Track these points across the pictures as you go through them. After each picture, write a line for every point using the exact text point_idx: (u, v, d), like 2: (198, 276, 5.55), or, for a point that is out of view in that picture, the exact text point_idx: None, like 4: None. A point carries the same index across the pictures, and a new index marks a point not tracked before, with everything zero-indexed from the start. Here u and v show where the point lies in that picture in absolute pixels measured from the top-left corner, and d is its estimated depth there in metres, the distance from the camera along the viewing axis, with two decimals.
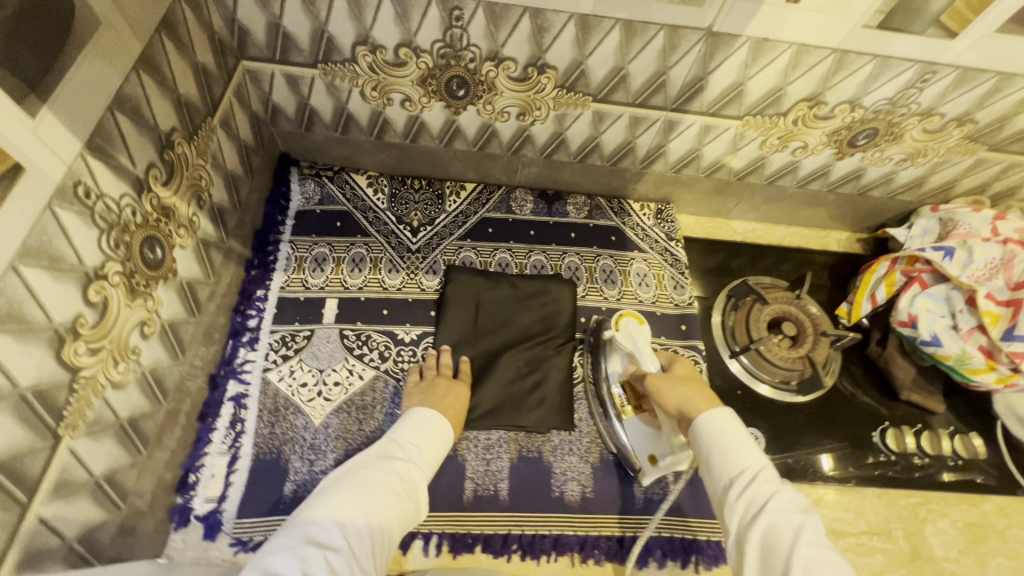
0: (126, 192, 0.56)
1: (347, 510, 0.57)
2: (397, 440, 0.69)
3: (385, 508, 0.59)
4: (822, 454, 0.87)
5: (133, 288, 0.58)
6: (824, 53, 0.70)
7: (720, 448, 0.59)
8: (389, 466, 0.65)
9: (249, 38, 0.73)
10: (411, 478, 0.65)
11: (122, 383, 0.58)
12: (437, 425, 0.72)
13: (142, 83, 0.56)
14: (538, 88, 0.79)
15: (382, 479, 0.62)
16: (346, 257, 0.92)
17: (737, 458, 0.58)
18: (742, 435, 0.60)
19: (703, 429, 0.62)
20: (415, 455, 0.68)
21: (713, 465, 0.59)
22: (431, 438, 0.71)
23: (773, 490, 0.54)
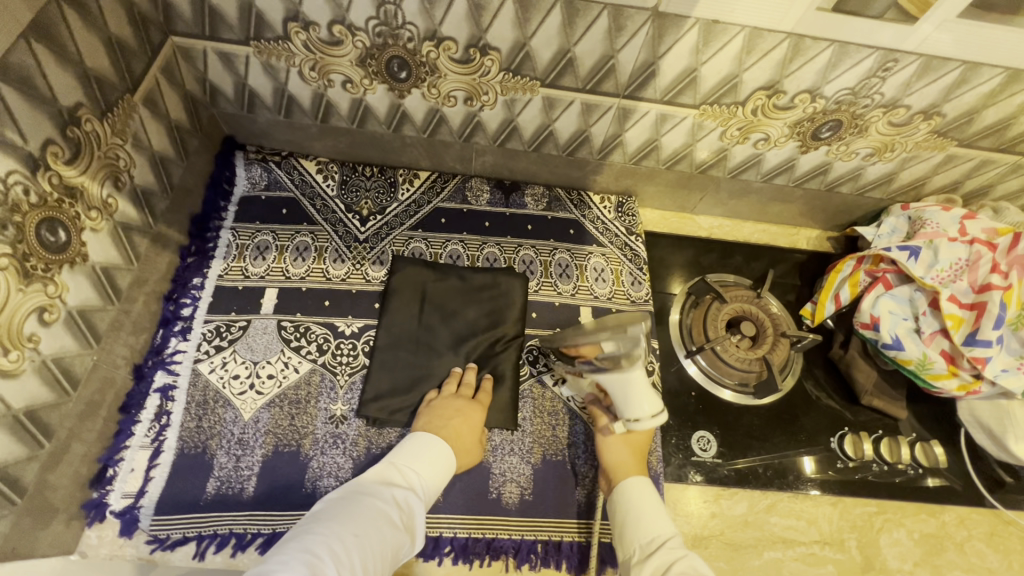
0: (14, 169, 0.52)
1: (343, 537, 0.54)
2: (400, 465, 0.67)
3: (379, 538, 0.57)
4: (805, 456, 0.84)
5: (27, 272, 0.55)
6: (778, 38, 0.66)
7: (636, 509, 0.67)
8: (389, 494, 0.63)
9: (176, 12, 0.70)
10: (408, 510, 0.63)
11: (14, 372, 0.55)
12: (446, 456, 0.70)
13: (35, 53, 0.53)
14: (483, 71, 0.75)
15: (380, 508, 0.60)
16: (289, 246, 0.89)
17: (651, 522, 0.65)
18: (654, 503, 0.67)
19: (625, 496, 0.68)
20: (416, 483, 0.66)
21: (632, 530, 0.65)
22: (434, 465, 0.69)
23: (682, 554, 0.59)
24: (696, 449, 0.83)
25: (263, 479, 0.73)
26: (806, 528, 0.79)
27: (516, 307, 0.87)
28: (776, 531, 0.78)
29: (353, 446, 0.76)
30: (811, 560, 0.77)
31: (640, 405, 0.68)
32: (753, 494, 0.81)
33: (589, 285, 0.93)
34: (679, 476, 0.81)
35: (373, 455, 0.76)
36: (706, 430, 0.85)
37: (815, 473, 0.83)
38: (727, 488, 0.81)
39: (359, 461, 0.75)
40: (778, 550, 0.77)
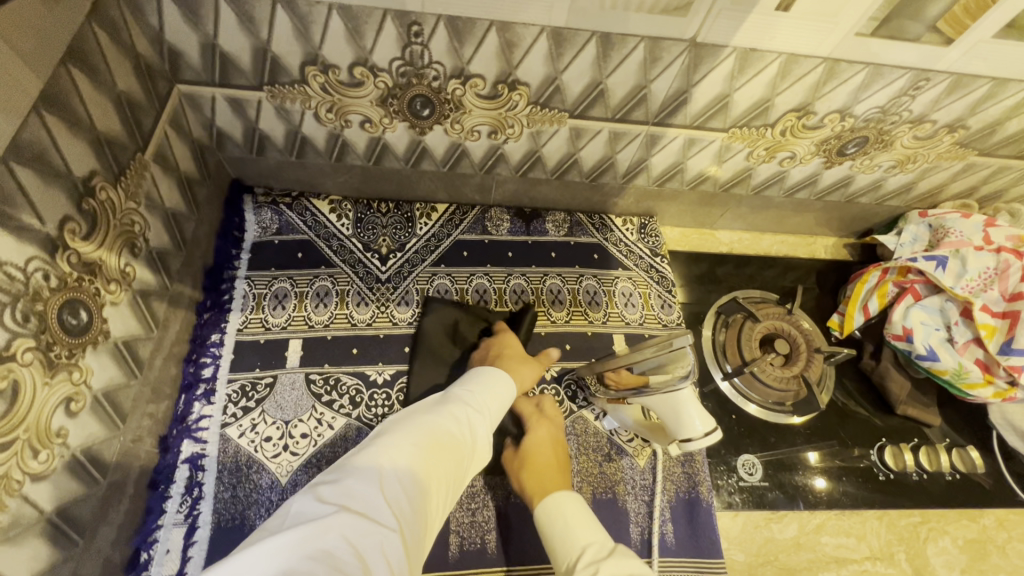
0: (34, 255, 0.48)
1: (405, 448, 0.56)
2: (460, 389, 0.68)
3: (442, 452, 0.58)
4: (808, 450, 0.85)
5: (52, 363, 0.50)
6: (813, 63, 0.66)
7: (559, 526, 0.62)
8: (449, 409, 0.63)
9: (182, 61, 0.65)
10: (469, 426, 0.63)
11: (45, 473, 0.51)
12: (503, 382, 0.71)
13: (46, 125, 0.48)
14: (510, 106, 0.72)
15: (442, 422, 0.61)
16: (309, 292, 0.85)
17: (576, 533, 0.60)
18: (582, 515, 0.63)
19: (549, 513, 0.64)
20: (474, 401, 0.66)
21: (558, 553, 0.60)
22: (493, 389, 0.69)
23: (605, 560, 0.54)
24: (742, 473, 0.82)
25: None
26: (856, 545, 0.79)
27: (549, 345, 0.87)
28: (828, 550, 0.79)
29: None
30: None
31: (694, 422, 0.64)
32: (802, 515, 0.80)
33: (620, 311, 0.91)
34: (729, 503, 0.80)
35: None
36: (749, 452, 0.84)
37: (819, 463, 0.84)
38: (776, 511, 0.80)
39: None
40: (831, 570, 0.77)
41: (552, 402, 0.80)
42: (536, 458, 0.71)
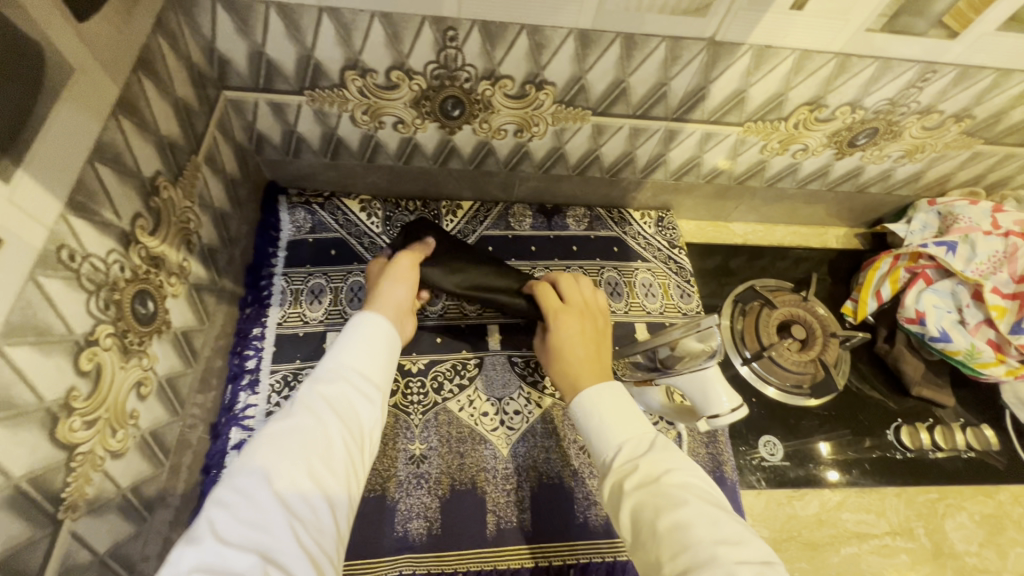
0: (112, 248, 0.52)
1: (267, 471, 0.46)
2: (330, 363, 0.58)
3: (315, 446, 0.49)
4: (821, 441, 0.88)
5: (127, 348, 0.54)
6: (826, 58, 0.69)
7: (593, 420, 0.59)
8: (315, 397, 0.53)
9: (230, 68, 0.69)
10: (347, 403, 0.54)
11: (121, 451, 0.54)
12: (382, 334, 0.62)
13: (122, 129, 0.52)
14: (536, 105, 0.76)
15: (309, 416, 0.51)
16: (343, 287, 0.89)
17: (612, 426, 0.58)
18: (624, 407, 0.59)
19: (591, 403, 0.61)
20: (349, 372, 0.57)
21: (592, 443, 0.58)
22: (370, 346, 0.60)
23: (644, 456, 0.54)
24: (764, 453, 0.86)
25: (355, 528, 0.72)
26: (876, 521, 0.82)
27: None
28: (850, 526, 0.81)
29: (437, 484, 0.76)
30: (886, 551, 0.80)
31: (722, 398, 0.68)
32: (822, 493, 0.84)
33: (640, 301, 0.95)
34: (752, 482, 0.83)
35: (459, 492, 0.76)
36: (770, 434, 0.88)
37: (833, 454, 0.87)
38: (798, 490, 0.83)
39: (445, 499, 0.76)
40: (853, 545, 0.80)
41: (579, 288, 0.76)
42: (562, 340, 0.69)
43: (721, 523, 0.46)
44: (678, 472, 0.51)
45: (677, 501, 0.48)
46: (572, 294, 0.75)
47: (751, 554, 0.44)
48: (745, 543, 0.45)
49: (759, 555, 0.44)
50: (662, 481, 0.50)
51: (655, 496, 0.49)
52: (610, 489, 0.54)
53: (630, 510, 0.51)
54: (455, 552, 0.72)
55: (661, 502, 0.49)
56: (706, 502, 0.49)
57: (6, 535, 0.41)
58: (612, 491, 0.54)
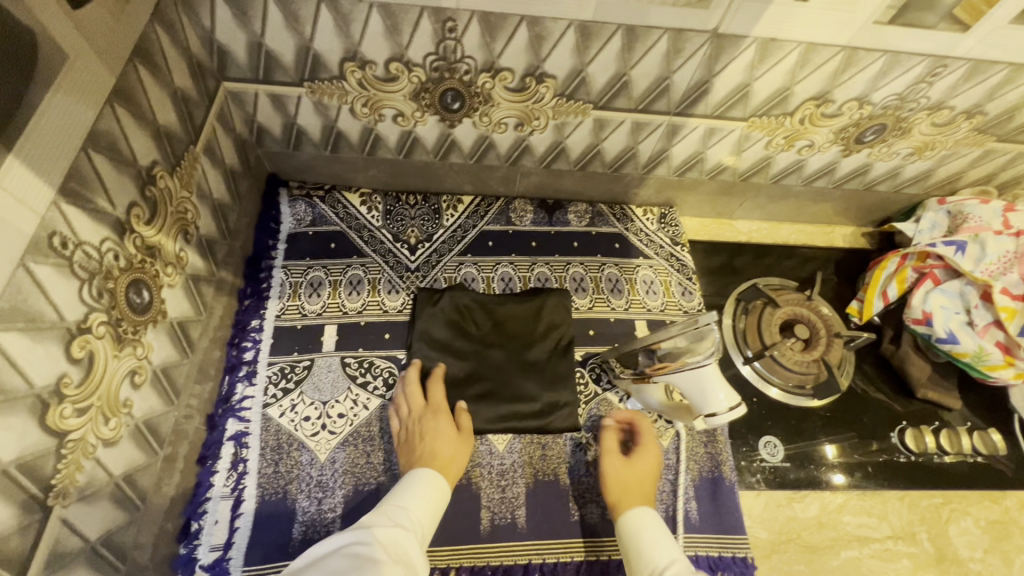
0: (106, 236, 0.52)
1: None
2: (386, 507, 0.64)
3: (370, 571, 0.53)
4: (827, 444, 0.86)
5: (121, 337, 0.54)
6: (833, 51, 0.68)
7: (641, 539, 0.65)
8: (375, 533, 0.59)
9: (230, 59, 0.69)
10: (400, 543, 0.59)
11: (114, 440, 0.54)
12: (432, 484, 0.68)
13: (118, 117, 0.52)
14: (537, 98, 0.75)
15: (367, 551, 0.56)
16: (343, 280, 0.88)
17: (659, 549, 0.63)
18: (663, 536, 0.65)
19: (634, 528, 0.66)
20: (405, 521, 0.62)
21: (643, 562, 0.62)
22: (424, 499, 0.66)
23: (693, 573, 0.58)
24: (764, 454, 0.84)
25: (348, 520, 0.72)
26: (877, 525, 0.81)
27: (564, 338, 0.86)
28: (850, 529, 0.80)
29: None
30: (887, 555, 0.79)
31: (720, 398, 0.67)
32: (823, 495, 0.82)
33: (641, 298, 0.94)
34: (751, 483, 0.82)
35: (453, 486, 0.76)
36: (770, 434, 0.86)
37: (838, 458, 0.85)
38: (798, 491, 0.82)
39: None
40: (854, 548, 0.79)
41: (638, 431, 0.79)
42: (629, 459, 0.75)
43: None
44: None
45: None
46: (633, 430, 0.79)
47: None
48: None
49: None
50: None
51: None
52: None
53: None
54: (448, 547, 0.72)
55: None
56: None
57: None
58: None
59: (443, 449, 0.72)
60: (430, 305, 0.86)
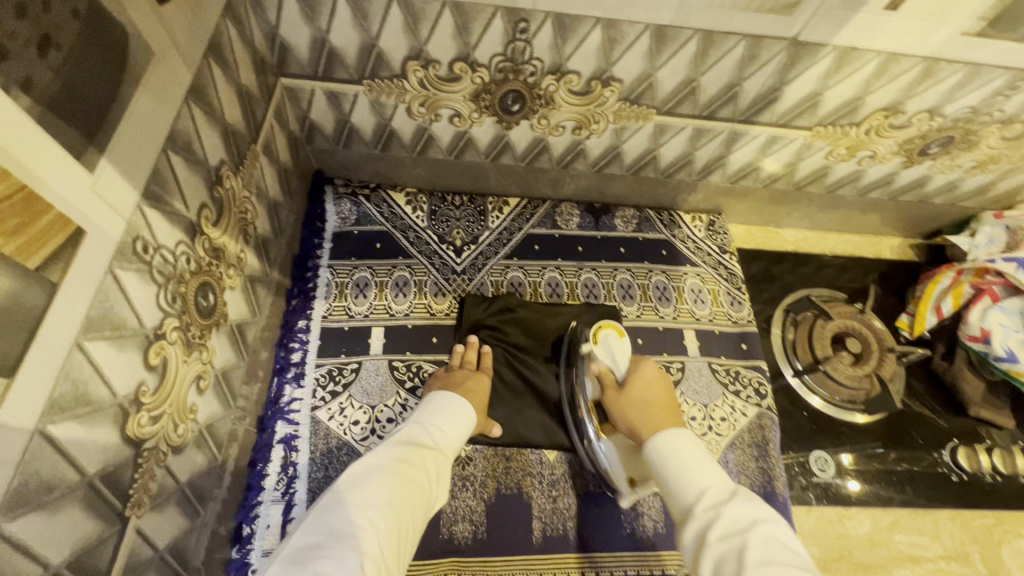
0: (180, 239, 0.50)
1: (379, 511, 0.50)
2: (426, 426, 0.64)
3: (413, 500, 0.55)
4: (842, 452, 0.85)
5: (189, 342, 0.53)
6: (913, 62, 0.66)
7: (670, 465, 0.60)
8: (418, 454, 0.60)
9: (291, 54, 0.67)
10: (436, 469, 0.61)
11: (181, 446, 0.54)
12: (467, 414, 0.69)
13: (193, 116, 0.50)
14: (600, 102, 0.73)
15: (408, 468, 0.57)
16: (389, 282, 0.87)
17: (689, 476, 0.58)
18: (695, 456, 0.59)
19: (658, 453, 0.61)
20: (441, 445, 0.64)
21: (674, 498, 0.57)
22: (458, 424, 0.67)
23: (729, 504, 0.52)
24: (816, 470, 0.83)
25: None
26: (929, 544, 0.80)
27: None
28: (902, 548, 0.80)
29: (482, 487, 0.75)
30: None
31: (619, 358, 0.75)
32: (875, 512, 0.82)
33: (689, 307, 0.92)
34: (802, 499, 0.81)
35: (504, 495, 0.75)
36: (820, 449, 0.85)
37: (853, 464, 0.84)
38: (849, 508, 0.81)
39: (490, 502, 0.74)
40: (906, 568, 0.79)
41: (646, 379, 0.71)
42: (642, 400, 0.69)
43: None
44: (769, 527, 0.49)
45: (763, 557, 0.46)
46: (634, 377, 0.72)
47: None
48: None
49: None
50: (747, 533, 0.49)
51: (737, 548, 0.48)
52: (693, 537, 0.52)
53: (710, 560, 0.49)
54: (501, 558, 0.71)
55: (745, 551, 0.47)
56: (794, 562, 0.46)
57: (81, 533, 0.40)
58: (694, 542, 0.52)
59: (482, 380, 0.76)
60: (482, 308, 0.86)
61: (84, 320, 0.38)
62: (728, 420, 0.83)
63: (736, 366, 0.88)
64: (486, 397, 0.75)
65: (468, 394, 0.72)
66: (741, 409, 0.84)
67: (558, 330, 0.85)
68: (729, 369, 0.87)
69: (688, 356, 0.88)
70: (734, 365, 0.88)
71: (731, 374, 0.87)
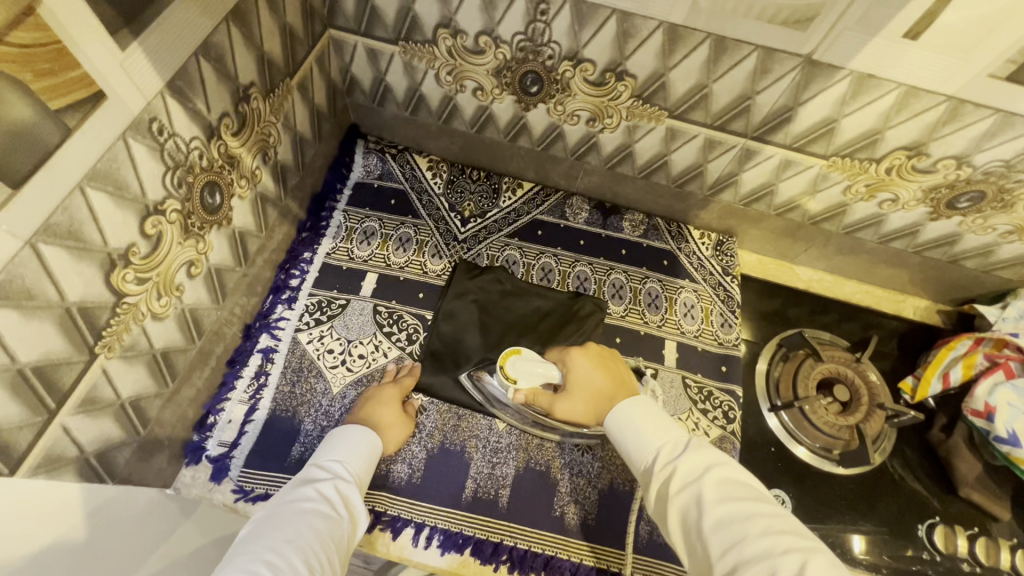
0: (196, 136, 0.58)
1: (280, 549, 0.50)
2: (321, 464, 0.65)
3: (323, 527, 0.55)
4: (855, 534, 0.79)
5: (188, 228, 0.61)
6: (936, 99, 0.63)
7: (627, 431, 0.63)
8: (315, 487, 0.61)
9: (339, 7, 0.75)
10: (342, 497, 0.61)
11: (162, 316, 0.61)
12: (368, 440, 0.70)
13: (230, 35, 0.58)
14: (614, 95, 0.76)
15: (309, 508, 0.57)
16: (393, 235, 0.92)
17: (647, 434, 0.61)
18: (647, 421, 0.63)
19: (615, 423, 0.65)
20: (343, 473, 0.65)
21: (634, 457, 0.61)
22: (358, 451, 0.68)
23: (682, 458, 0.56)
24: None
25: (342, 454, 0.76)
26: None
27: (587, 338, 0.86)
28: None
29: (428, 437, 0.78)
30: None
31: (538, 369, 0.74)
32: None
33: (677, 320, 0.91)
34: None
35: (447, 449, 0.78)
36: (780, 489, 0.81)
37: (864, 554, 0.77)
38: None
39: (432, 453, 0.77)
40: None
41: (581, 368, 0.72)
42: (589, 385, 0.71)
43: (768, 531, 0.46)
44: (719, 469, 0.54)
45: (719, 498, 0.51)
46: (576, 370, 0.72)
47: (804, 550, 0.44)
48: (803, 540, 0.46)
49: (801, 556, 0.44)
50: (703, 477, 0.53)
51: (696, 495, 0.52)
52: (657, 494, 0.56)
53: (675, 511, 0.53)
54: (428, 505, 0.74)
55: (703, 497, 0.51)
56: (747, 494, 0.51)
57: (51, 347, 0.47)
58: (658, 496, 0.56)
59: (383, 393, 0.77)
60: (470, 275, 0.89)
61: (89, 169, 0.46)
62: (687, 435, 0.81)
63: (710, 387, 0.86)
64: (394, 411, 0.76)
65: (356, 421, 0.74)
66: (704, 428, 0.82)
67: (537, 299, 0.89)
68: (703, 387, 0.85)
69: (664, 365, 0.87)
70: (708, 385, 0.86)
71: (703, 392, 0.85)
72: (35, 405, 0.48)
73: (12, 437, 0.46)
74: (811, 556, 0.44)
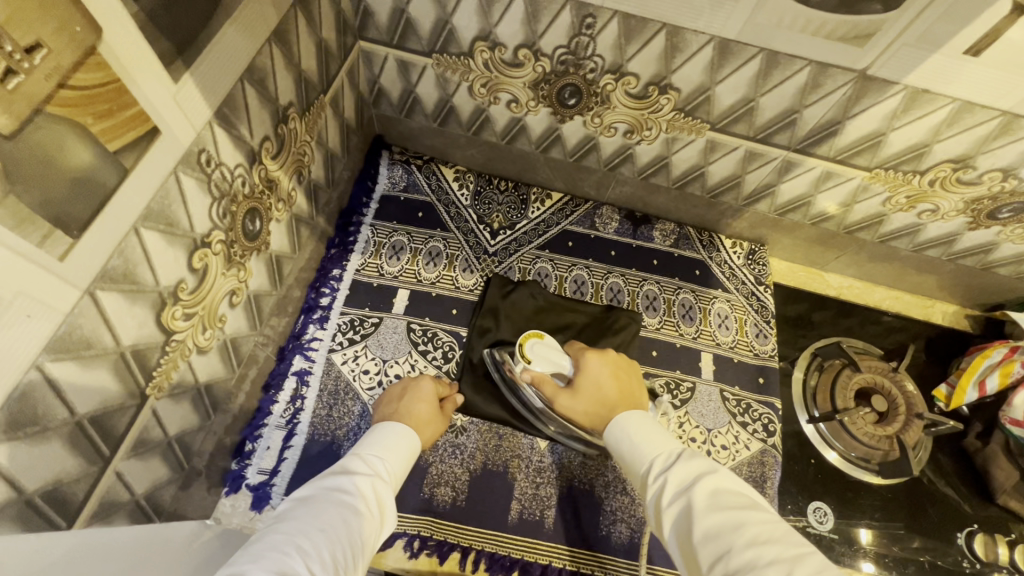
0: (240, 163, 0.55)
1: (311, 534, 0.47)
2: (363, 455, 0.62)
3: (355, 523, 0.52)
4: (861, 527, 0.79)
5: (230, 258, 0.58)
6: (990, 114, 0.63)
7: (626, 442, 0.60)
8: (352, 479, 0.58)
9: (371, 20, 0.72)
10: (377, 494, 0.58)
11: (205, 349, 0.59)
12: (409, 439, 0.67)
13: (272, 56, 0.55)
14: (655, 108, 0.74)
15: (345, 499, 0.54)
16: (423, 249, 0.90)
17: (643, 445, 0.58)
18: (645, 430, 0.60)
19: (615, 433, 0.62)
20: (382, 471, 0.61)
21: (630, 466, 0.58)
22: (399, 450, 0.65)
23: (679, 465, 0.53)
24: (812, 520, 0.79)
25: None
26: None
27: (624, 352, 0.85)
28: None
29: (470, 458, 0.77)
30: None
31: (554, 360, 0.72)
32: None
33: (712, 331, 0.90)
34: None
35: (489, 471, 0.77)
36: (821, 500, 0.81)
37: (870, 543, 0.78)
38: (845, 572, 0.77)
39: (475, 474, 0.76)
40: None
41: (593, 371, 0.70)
42: (595, 389, 0.68)
43: (757, 538, 0.43)
44: (715, 478, 0.51)
45: (711, 507, 0.47)
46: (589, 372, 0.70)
47: (792, 559, 0.41)
48: (791, 549, 0.42)
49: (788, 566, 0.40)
50: (695, 486, 0.50)
51: (687, 503, 0.49)
52: (652, 502, 0.53)
53: (668, 521, 0.50)
54: (474, 528, 0.73)
55: (693, 505, 0.48)
56: (738, 504, 0.48)
57: (106, 394, 0.45)
58: (654, 505, 0.53)
59: (420, 385, 0.75)
60: (505, 290, 0.87)
61: (144, 209, 0.43)
62: (728, 449, 0.81)
63: (748, 399, 0.86)
64: (429, 408, 0.73)
65: (392, 416, 0.70)
66: (745, 441, 0.82)
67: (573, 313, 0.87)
68: (741, 400, 0.85)
69: (701, 378, 0.86)
70: (746, 397, 0.85)
71: (741, 405, 0.85)
72: (92, 455, 0.46)
73: (70, 491, 0.44)
74: (799, 565, 0.40)
